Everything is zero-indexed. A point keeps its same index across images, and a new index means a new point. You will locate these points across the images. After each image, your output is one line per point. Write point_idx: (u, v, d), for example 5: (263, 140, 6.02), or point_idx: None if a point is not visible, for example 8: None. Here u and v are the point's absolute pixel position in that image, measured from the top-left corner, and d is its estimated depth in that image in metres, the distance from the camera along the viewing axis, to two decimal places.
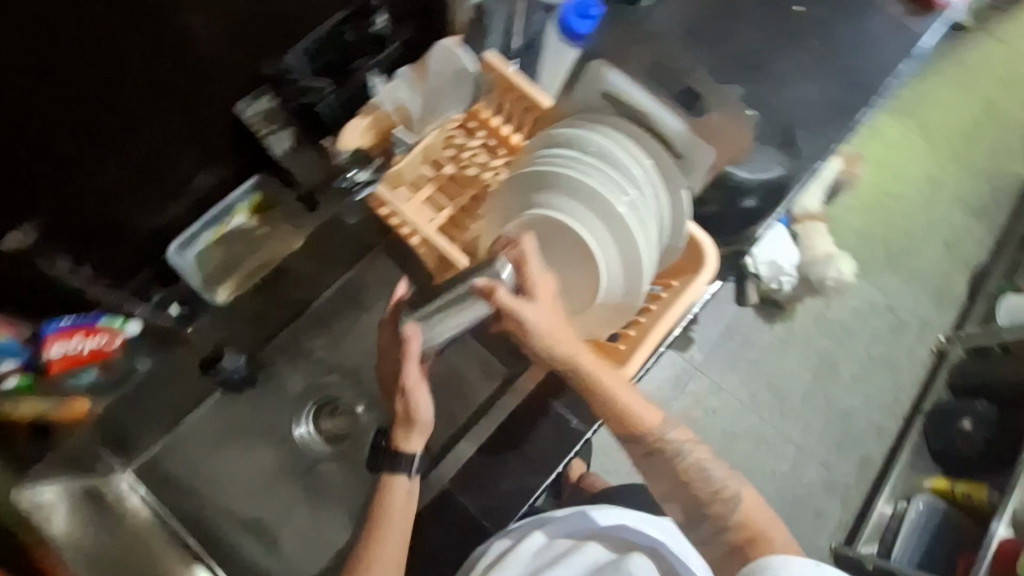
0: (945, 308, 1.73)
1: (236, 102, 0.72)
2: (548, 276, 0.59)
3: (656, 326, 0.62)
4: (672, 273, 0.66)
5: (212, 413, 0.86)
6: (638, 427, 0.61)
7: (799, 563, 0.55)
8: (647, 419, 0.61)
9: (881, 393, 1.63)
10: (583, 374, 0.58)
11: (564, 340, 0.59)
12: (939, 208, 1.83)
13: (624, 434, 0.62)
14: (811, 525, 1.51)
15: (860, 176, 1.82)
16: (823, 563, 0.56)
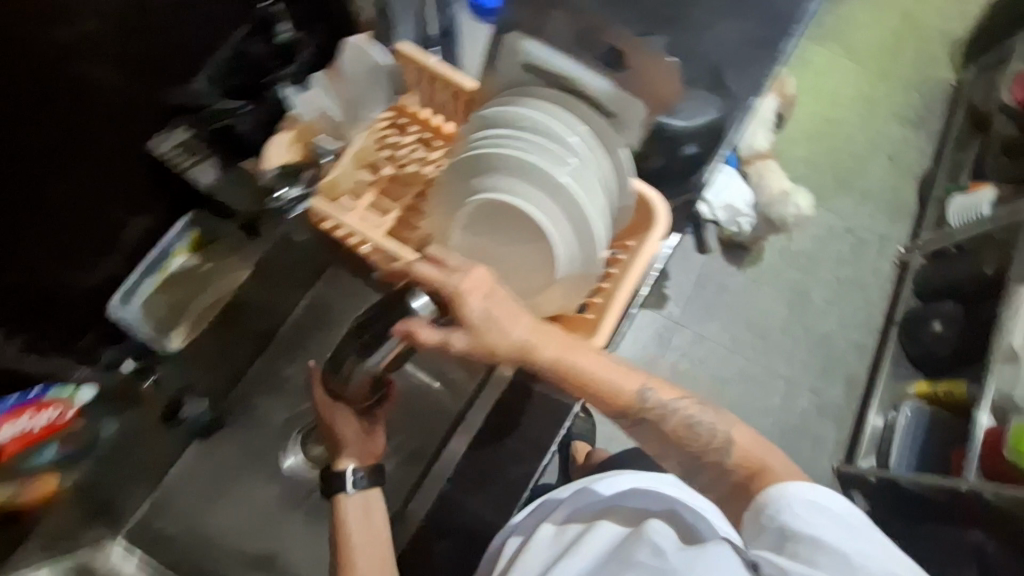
0: (899, 220, 1.78)
1: (151, 136, 0.65)
2: (471, 272, 0.53)
3: (620, 291, 0.60)
4: (626, 234, 0.65)
5: (195, 463, 0.84)
6: (616, 400, 0.57)
7: (795, 490, 0.54)
8: (625, 386, 0.56)
9: (854, 311, 1.68)
10: (550, 363, 0.55)
11: (523, 326, 0.54)
12: (878, 125, 1.87)
13: (609, 411, 0.58)
14: (811, 451, 1.56)
15: (799, 108, 1.85)
16: (817, 485, 0.54)
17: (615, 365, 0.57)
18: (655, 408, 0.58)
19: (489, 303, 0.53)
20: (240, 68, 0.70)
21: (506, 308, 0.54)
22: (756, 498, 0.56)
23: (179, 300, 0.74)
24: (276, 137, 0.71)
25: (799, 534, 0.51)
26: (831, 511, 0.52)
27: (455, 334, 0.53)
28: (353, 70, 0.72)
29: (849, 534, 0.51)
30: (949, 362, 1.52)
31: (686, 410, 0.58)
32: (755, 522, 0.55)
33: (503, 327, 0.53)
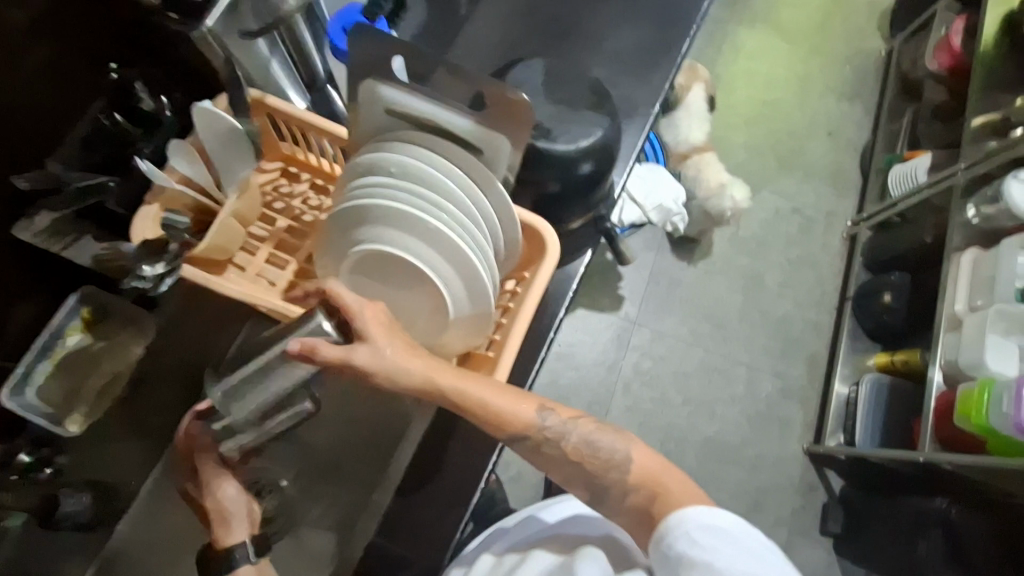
0: (844, 195, 1.80)
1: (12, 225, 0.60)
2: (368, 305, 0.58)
3: (516, 325, 0.63)
4: (521, 265, 0.67)
5: (139, 522, 0.84)
6: (515, 425, 0.64)
7: (691, 514, 0.61)
8: (522, 412, 0.64)
9: (808, 291, 1.70)
10: (454, 394, 0.60)
11: (424, 362, 0.60)
12: (814, 103, 1.89)
13: (504, 436, 0.64)
14: (778, 435, 1.57)
15: (736, 94, 1.86)
16: (714, 507, 0.62)
17: (511, 394, 0.64)
18: (549, 425, 0.66)
19: (386, 327, 0.58)
20: (97, 141, 0.66)
21: (397, 337, 0.59)
22: (658, 525, 0.63)
23: (74, 382, 0.74)
24: (139, 209, 0.60)
25: (694, 561, 0.59)
26: (722, 531, 0.60)
27: (357, 350, 0.57)
28: (210, 133, 0.59)
29: (735, 552, 0.59)
30: (902, 332, 1.54)
31: (583, 429, 0.68)
32: (657, 548, 0.62)
33: (407, 360, 0.59)
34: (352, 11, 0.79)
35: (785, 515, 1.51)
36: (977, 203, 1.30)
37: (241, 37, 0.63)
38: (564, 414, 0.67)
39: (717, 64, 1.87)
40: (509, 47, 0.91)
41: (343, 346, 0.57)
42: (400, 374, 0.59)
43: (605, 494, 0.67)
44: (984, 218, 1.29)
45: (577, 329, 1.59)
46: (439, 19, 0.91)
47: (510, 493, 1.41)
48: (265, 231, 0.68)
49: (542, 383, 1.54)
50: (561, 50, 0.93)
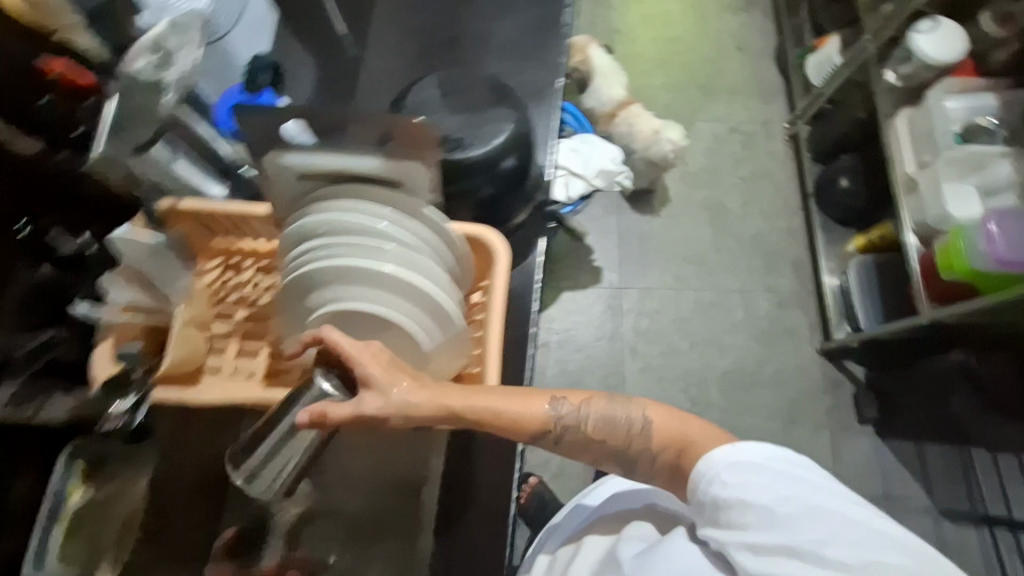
0: (773, 100, 1.83)
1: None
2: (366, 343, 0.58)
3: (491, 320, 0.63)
4: (479, 275, 0.67)
5: None
6: (532, 424, 0.65)
7: (717, 456, 0.65)
8: (535, 412, 0.65)
9: (770, 201, 1.73)
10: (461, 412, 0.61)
11: (425, 388, 0.60)
12: (714, 24, 1.92)
13: (525, 435, 0.65)
14: (789, 344, 1.60)
15: (640, 40, 1.88)
16: (738, 444, 0.65)
17: (521, 396, 0.65)
18: (567, 410, 0.67)
19: (387, 366, 0.58)
20: (37, 300, 0.64)
21: (400, 370, 0.58)
22: (690, 475, 0.67)
23: (93, 536, 0.74)
24: (96, 349, 0.62)
25: (729, 501, 0.62)
26: (749, 466, 0.63)
27: (365, 400, 0.56)
28: (138, 259, 0.61)
29: (766, 483, 0.62)
30: (869, 210, 1.58)
31: (597, 409, 0.68)
32: (694, 496, 0.66)
33: (413, 388, 0.59)
34: (232, 93, 0.79)
35: (822, 417, 1.54)
36: (891, 65, 1.32)
37: (137, 151, 0.64)
38: (578, 399, 0.67)
39: (612, 18, 1.89)
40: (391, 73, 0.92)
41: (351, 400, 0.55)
42: (413, 406, 0.57)
43: (636, 461, 0.70)
44: (902, 77, 1.31)
45: (568, 313, 1.60)
46: (329, 79, 0.94)
47: (557, 490, 1.42)
48: (226, 328, 0.68)
49: (553, 375, 1.55)
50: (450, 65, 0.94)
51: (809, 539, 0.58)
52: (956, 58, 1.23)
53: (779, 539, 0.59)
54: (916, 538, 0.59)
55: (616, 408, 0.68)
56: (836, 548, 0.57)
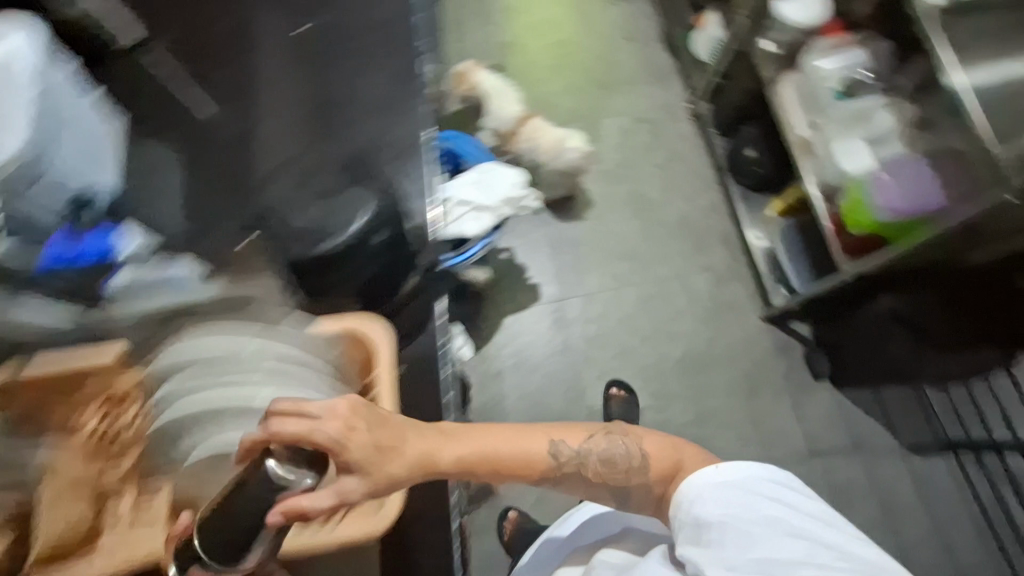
0: (670, 82, 1.85)
1: None
2: (325, 413, 0.56)
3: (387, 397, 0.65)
4: (364, 372, 0.68)
5: None
6: (530, 466, 0.70)
7: (701, 476, 0.72)
8: (538, 452, 0.70)
9: (688, 181, 1.75)
10: (448, 467, 0.65)
11: (400, 452, 0.61)
12: (599, 19, 1.93)
13: (516, 476, 0.70)
14: (735, 318, 1.62)
15: (529, 51, 1.87)
16: (721, 465, 0.73)
17: (516, 439, 0.70)
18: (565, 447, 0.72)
19: (368, 446, 0.58)
20: None
21: (380, 444, 0.59)
22: (676, 496, 0.73)
23: None
24: None
25: (709, 520, 0.68)
26: (728, 488, 0.71)
27: (349, 485, 0.56)
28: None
29: (744, 505, 0.69)
30: (782, 173, 1.61)
31: (597, 445, 0.74)
32: (677, 517, 0.72)
33: (397, 453, 0.60)
34: (59, 241, 0.76)
35: (778, 384, 1.58)
36: (767, 33, 1.33)
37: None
38: (577, 437, 0.73)
39: (499, 33, 1.89)
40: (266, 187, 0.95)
41: (331, 491, 0.55)
42: (397, 475, 0.60)
43: (630, 492, 0.76)
44: (780, 44, 1.33)
45: (517, 336, 1.58)
46: (206, 198, 0.95)
47: (540, 518, 1.40)
48: (116, 484, 0.61)
49: (515, 402, 1.52)
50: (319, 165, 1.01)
51: (779, 557, 0.63)
52: (823, 19, 1.26)
53: (751, 556, 0.64)
54: (873, 558, 0.66)
55: (611, 440, 0.75)
56: (802, 565, 0.62)
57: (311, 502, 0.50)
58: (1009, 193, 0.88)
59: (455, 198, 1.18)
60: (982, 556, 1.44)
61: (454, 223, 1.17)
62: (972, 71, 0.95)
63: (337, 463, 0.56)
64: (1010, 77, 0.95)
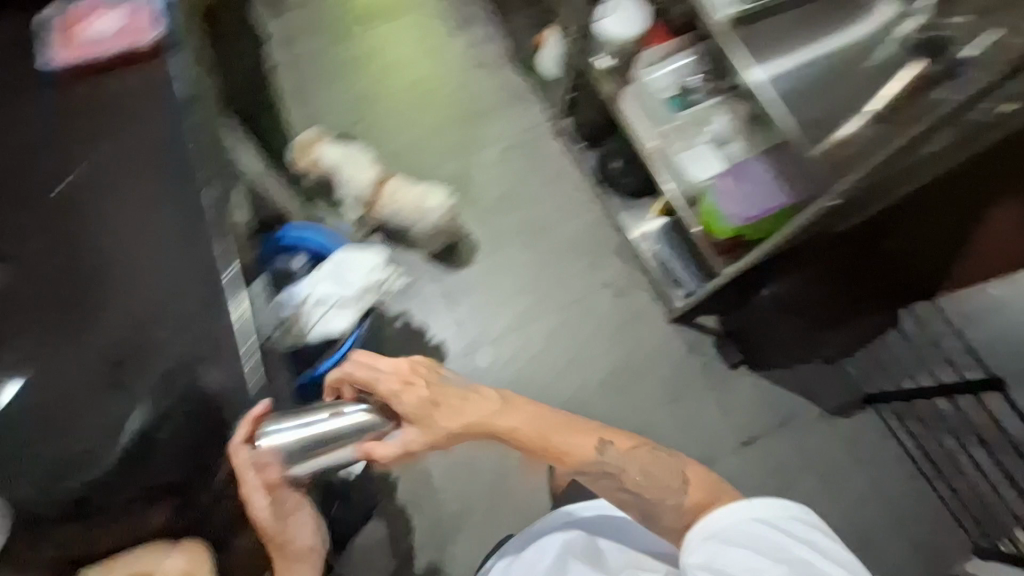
0: (531, 101, 1.80)
1: None
2: (386, 379, 0.86)
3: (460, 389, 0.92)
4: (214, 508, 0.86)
5: None
6: (575, 454, 0.91)
7: (740, 508, 0.81)
8: (589, 445, 0.92)
9: (570, 198, 1.71)
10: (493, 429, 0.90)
11: (450, 415, 0.88)
12: (446, 51, 1.86)
13: (558, 457, 0.92)
14: (643, 327, 1.61)
15: (380, 102, 1.79)
16: (759, 501, 0.81)
17: (578, 435, 0.92)
18: (607, 450, 0.92)
19: (426, 408, 0.86)
20: None
21: (428, 409, 0.86)
22: (707, 518, 0.82)
23: None
24: None
25: (726, 546, 0.77)
26: (753, 525, 0.78)
27: (408, 437, 0.84)
28: None
29: (762, 541, 0.76)
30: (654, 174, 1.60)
31: (640, 457, 0.92)
32: (701, 537, 0.80)
33: (447, 418, 0.87)
34: None
35: (699, 383, 1.58)
36: (599, 50, 1.29)
37: None
38: (624, 445, 0.93)
39: (345, 90, 1.80)
40: (91, 409, 0.71)
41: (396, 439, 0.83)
42: (452, 430, 0.88)
43: (660, 514, 0.89)
44: (614, 56, 1.29)
45: None
46: None
47: None
48: None
49: (447, 470, 1.49)
50: (150, 349, 0.73)
51: None
52: (646, 26, 1.24)
53: None
54: None
55: (659, 451, 0.94)
56: None
57: (381, 449, 0.81)
58: (829, 200, 0.93)
59: (315, 295, 1.14)
60: (914, 500, 1.52)
61: (320, 321, 1.14)
62: (771, 63, 0.95)
63: (396, 416, 0.85)
64: (816, 57, 0.94)
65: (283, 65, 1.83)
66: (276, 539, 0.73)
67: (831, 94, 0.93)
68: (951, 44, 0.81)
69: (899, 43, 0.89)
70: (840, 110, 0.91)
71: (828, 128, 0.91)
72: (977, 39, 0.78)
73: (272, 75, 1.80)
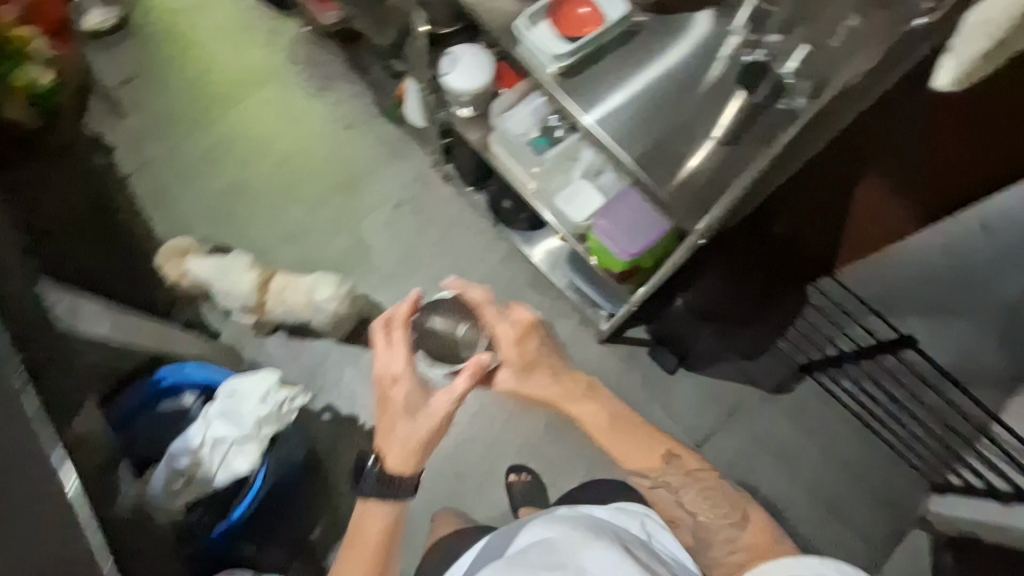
0: (409, 152, 1.73)
1: None
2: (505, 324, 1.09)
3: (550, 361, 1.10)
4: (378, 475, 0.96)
5: None
6: (648, 462, 0.98)
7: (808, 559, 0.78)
8: (659, 453, 0.99)
9: (472, 244, 1.66)
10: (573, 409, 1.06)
11: (547, 380, 1.08)
12: (308, 119, 1.76)
13: (637, 466, 0.99)
14: (574, 357, 1.58)
15: (253, 190, 1.69)
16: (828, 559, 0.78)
17: (648, 436, 1.00)
18: (668, 466, 0.97)
19: (527, 364, 1.08)
20: None
21: (525, 364, 1.08)
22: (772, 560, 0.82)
23: None
24: None
25: None
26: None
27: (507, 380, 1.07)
28: None
29: None
30: None
31: (701, 479, 0.97)
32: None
33: (542, 374, 1.08)
34: None
35: (640, 397, 1.56)
36: (454, 103, 1.23)
37: None
38: (689, 466, 0.98)
39: (210, 187, 1.69)
40: None
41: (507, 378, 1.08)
42: (543, 391, 1.08)
43: (709, 545, 0.91)
44: (471, 106, 1.23)
45: None
46: None
47: None
48: None
49: (411, 559, 1.43)
50: None
51: None
52: (493, 71, 1.19)
53: None
54: None
55: (723, 482, 0.97)
56: None
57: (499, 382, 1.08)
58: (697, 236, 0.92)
59: (207, 438, 1.05)
60: (868, 457, 1.55)
61: (221, 465, 1.05)
62: (603, 103, 0.94)
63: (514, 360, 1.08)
64: (645, 92, 0.93)
65: (136, 172, 1.69)
66: (400, 396, 0.98)
67: (672, 129, 0.92)
68: (772, 59, 0.84)
69: (728, 61, 0.91)
70: (679, 142, 0.90)
71: (674, 160, 0.91)
72: (793, 54, 0.82)
73: (127, 186, 1.67)
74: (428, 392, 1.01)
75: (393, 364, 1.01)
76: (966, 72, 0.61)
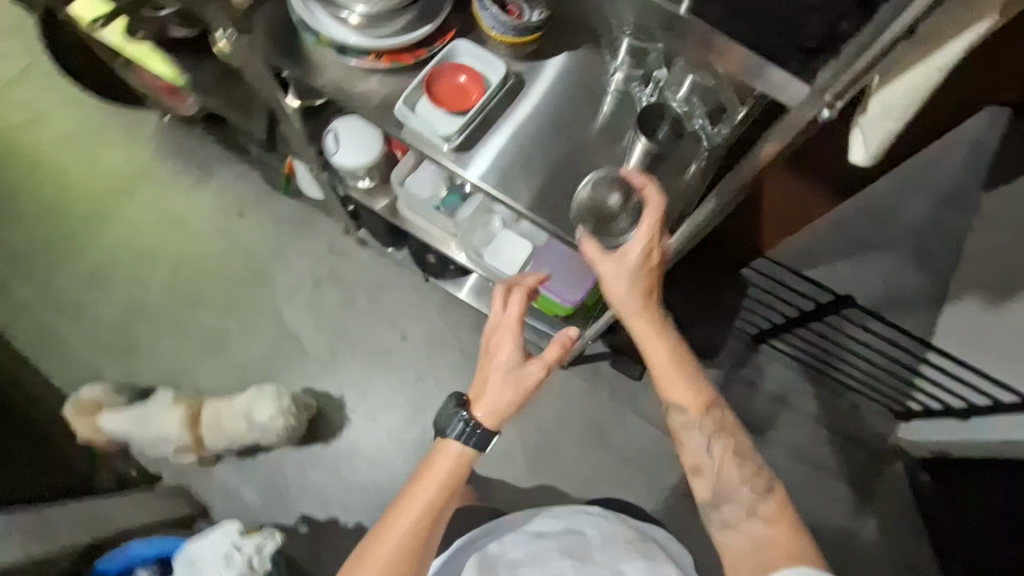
0: (315, 224, 1.61)
1: None
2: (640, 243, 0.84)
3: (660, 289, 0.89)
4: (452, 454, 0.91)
5: None
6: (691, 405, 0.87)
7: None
8: (706, 395, 0.87)
9: (406, 304, 1.57)
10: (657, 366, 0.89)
11: (648, 328, 0.88)
12: (195, 215, 1.61)
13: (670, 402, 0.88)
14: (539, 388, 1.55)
15: (153, 308, 1.54)
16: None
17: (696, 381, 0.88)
18: (704, 419, 0.86)
19: (639, 298, 0.87)
20: None
21: (637, 297, 0.87)
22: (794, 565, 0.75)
23: None
24: None
25: None
26: None
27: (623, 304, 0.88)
28: None
29: None
30: None
31: (734, 429, 0.87)
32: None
33: (649, 314, 0.88)
34: None
35: (612, 411, 1.55)
36: (350, 177, 1.15)
37: None
38: (729, 420, 0.87)
39: (105, 316, 1.53)
40: None
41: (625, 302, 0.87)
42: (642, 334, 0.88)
43: (730, 494, 0.84)
44: (368, 177, 1.15)
45: None
46: None
47: None
48: None
49: None
50: None
51: None
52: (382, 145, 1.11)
53: None
54: None
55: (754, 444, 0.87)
56: None
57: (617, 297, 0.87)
58: None
59: None
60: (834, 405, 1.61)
61: None
62: (494, 157, 0.90)
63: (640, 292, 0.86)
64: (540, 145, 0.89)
65: (15, 322, 1.51)
66: (498, 342, 0.91)
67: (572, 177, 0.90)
68: (664, 92, 0.88)
69: (620, 92, 0.90)
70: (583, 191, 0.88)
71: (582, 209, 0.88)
72: (682, 82, 0.87)
73: (8, 341, 1.49)
74: (524, 354, 0.90)
75: (500, 323, 0.92)
76: (877, 149, 0.65)
